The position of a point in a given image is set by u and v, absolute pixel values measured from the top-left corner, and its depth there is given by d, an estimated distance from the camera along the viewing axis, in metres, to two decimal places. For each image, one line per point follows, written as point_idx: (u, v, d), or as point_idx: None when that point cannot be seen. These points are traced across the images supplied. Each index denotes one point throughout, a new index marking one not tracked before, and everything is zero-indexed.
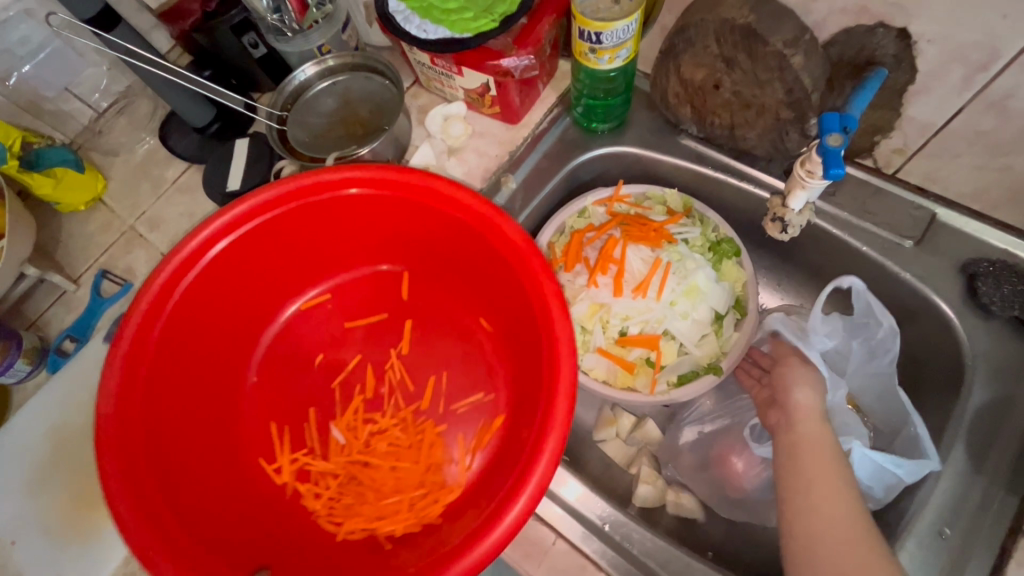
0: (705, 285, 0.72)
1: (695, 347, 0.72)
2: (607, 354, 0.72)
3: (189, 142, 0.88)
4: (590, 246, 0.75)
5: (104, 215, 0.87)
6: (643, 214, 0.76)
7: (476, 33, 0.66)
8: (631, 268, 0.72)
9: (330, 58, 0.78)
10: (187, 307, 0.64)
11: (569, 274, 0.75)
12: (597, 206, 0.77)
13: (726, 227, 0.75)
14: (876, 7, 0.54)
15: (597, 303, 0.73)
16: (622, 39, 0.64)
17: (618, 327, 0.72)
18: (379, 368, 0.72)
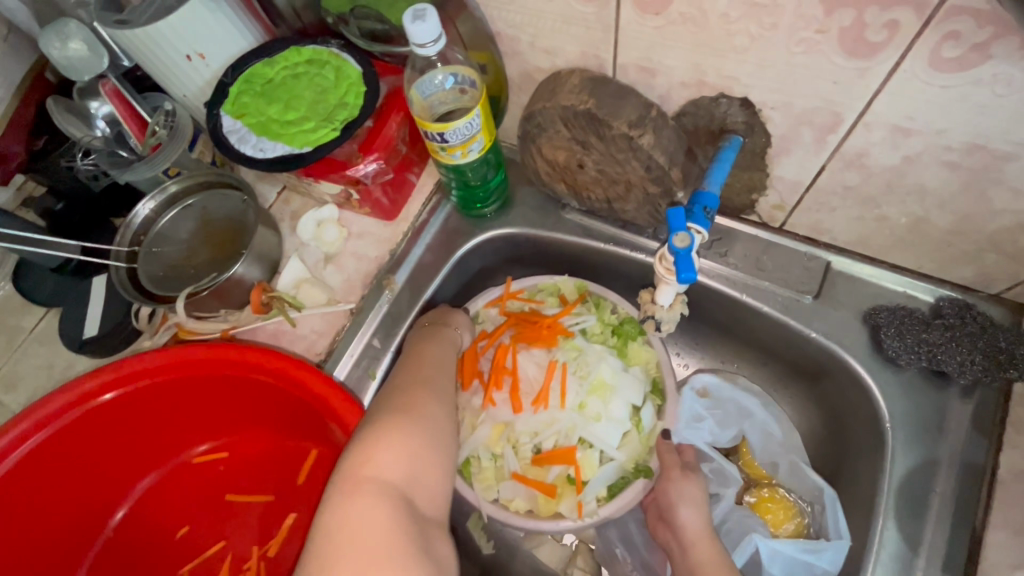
0: (613, 378, 0.66)
1: (616, 452, 0.65)
2: (522, 480, 0.64)
3: (45, 285, 0.80)
4: (481, 357, 0.69)
5: None
6: (537, 309, 0.70)
7: (316, 145, 0.62)
8: (526, 375, 0.67)
9: (171, 185, 0.72)
10: (48, 458, 0.68)
11: (466, 393, 0.68)
12: (489, 309, 0.71)
13: (626, 307, 0.69)
14: (712, 80, 0.51)
15: (500, 422, 0.66)
16: (468, 134, 0.59)
17: (531, 445, 0.65)
18: (240, 560, 0.73)
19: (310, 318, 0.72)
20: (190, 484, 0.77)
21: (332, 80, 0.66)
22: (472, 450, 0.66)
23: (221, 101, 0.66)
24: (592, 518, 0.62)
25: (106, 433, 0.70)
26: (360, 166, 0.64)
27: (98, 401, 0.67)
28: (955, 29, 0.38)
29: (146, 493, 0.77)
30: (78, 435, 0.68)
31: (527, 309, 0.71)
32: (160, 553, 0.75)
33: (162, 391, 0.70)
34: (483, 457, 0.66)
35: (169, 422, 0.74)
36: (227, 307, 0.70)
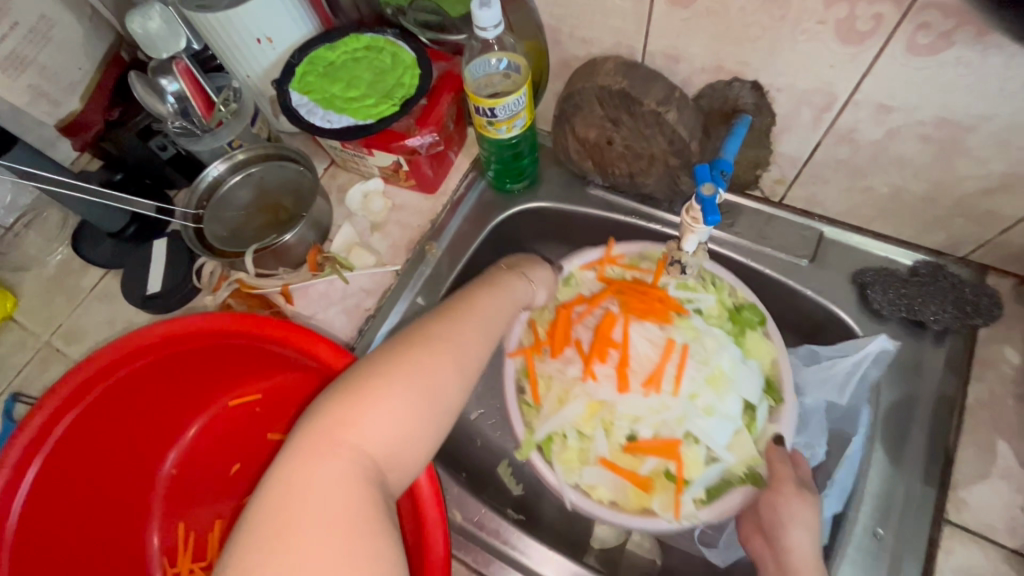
0: (732, 370, 0.66)
1: (727, 456, 0.65)
2: (608, 466, 0.65)
3: (103, 248, 0.87)
4: (579, 324, 0.70)
5: (17, 333, 0.84)
6: (639, 277, 0.72)
7: (378, 118, 0.70)
8: (636, 352, 0.67)
9: (239, 154, 0.80)
10: (74, 438, 0.68)
11: (557, 361, 0.70)
12: (583, 271, 0.74)
13: (745, 292, 0.70)
14: (728, 65, 0.60)
15: (596, 399, 0.67)
16: (514, 111, 0.68)
17: (625, 431, 0.66)
18: None
19: (359, 278, 0.79)
20: (225, 441, 0.79)
21: (390, 64, 0.74)
22: (563, 424, 0.67)
23: (288, 80, 0.74)
24: (687, 523, 0.63)
25: (128, 402, 0.71)
26: (417, 138, 0.72)
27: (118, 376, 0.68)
28: (925, 21, 0.48)
29: (182, 474, 0.78)
30: (95, 415, 0.69)
31: (625, 276, 0.73)
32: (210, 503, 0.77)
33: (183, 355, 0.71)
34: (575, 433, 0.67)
35: (185, 386, 0.75)
36: (285, 266, 0.78)
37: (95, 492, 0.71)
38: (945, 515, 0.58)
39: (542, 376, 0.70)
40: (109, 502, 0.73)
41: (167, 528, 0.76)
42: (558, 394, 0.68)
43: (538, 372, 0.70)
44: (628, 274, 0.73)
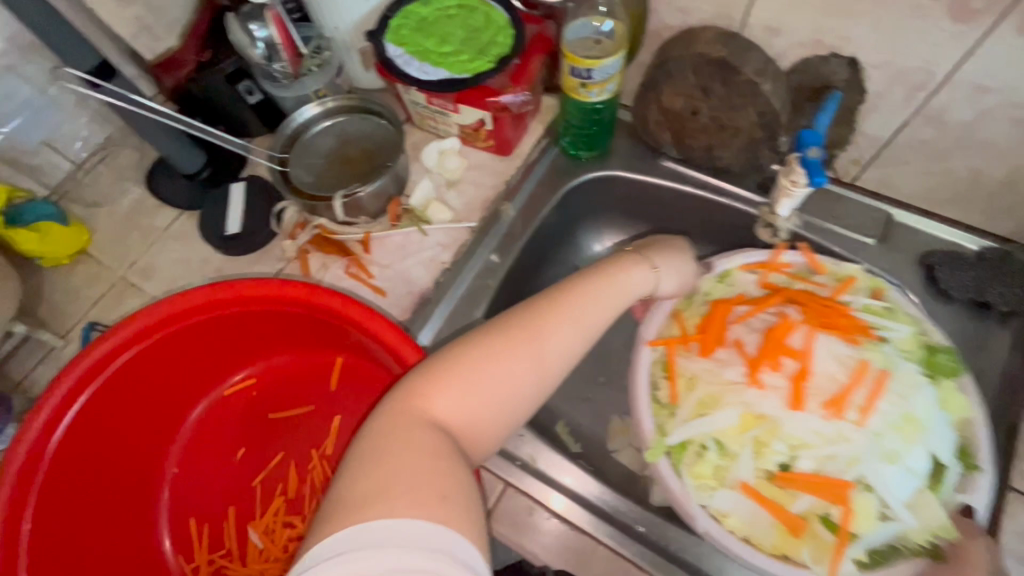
0: (926, 419, 0.60)
1: (906, 518, 0.58)
2: (752, 492, 0.60)
3: (178, 189, 0.88)
4: (736, 325, 0.67)
5: (89, 268, 0.85)
6: (810, 290, 0.69)
7: (474, 73, 0.72)
8: (823, 372, 0.61)
9: (330, 100, 0.81)
10: (90, 413, 0.67)
11: (701, 360, 0.66)
12: (740, 271, 0.72)
13: (941, 335, 0.65)
14: (828, 40, 0.62)
15: (755, 412, 0.61)
16: (609, 74, 0.69)
17: (780, 458, 0.60)
18: (301, 466, 0.75)
19: (436, 232, 0.81)
20: (230, 424, 0.78)
21: (482, 22, 0.76)
22: (709, 430, 0.62)
23: (382, 32, 0.75)
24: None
25: (141, 380, 0.71)
26: (509, 95, 0.74)
27: (128, 354, 0.67)
28: None
29: (190, 462, 0.77)
30: (116, 387, 0.68)
31: (792, 284, 0.70)
32: (218, 488, 0.76)
33: (193, 329, 0.71)
34: (716, 442, 0.63)
35: (189, 366, 0.75)
36: (366, 215, 0.80)
37: (107, 469, 0.70)
38: (1011, 484, 0.61)
39: (689, 375, 0.65)
40: (122, 481, 0.72)
41: (178, 516, 0.74)
42: (705, 394, 0.64)
43: (676, 365, 0.66)
44: (797, 285, 0.70)
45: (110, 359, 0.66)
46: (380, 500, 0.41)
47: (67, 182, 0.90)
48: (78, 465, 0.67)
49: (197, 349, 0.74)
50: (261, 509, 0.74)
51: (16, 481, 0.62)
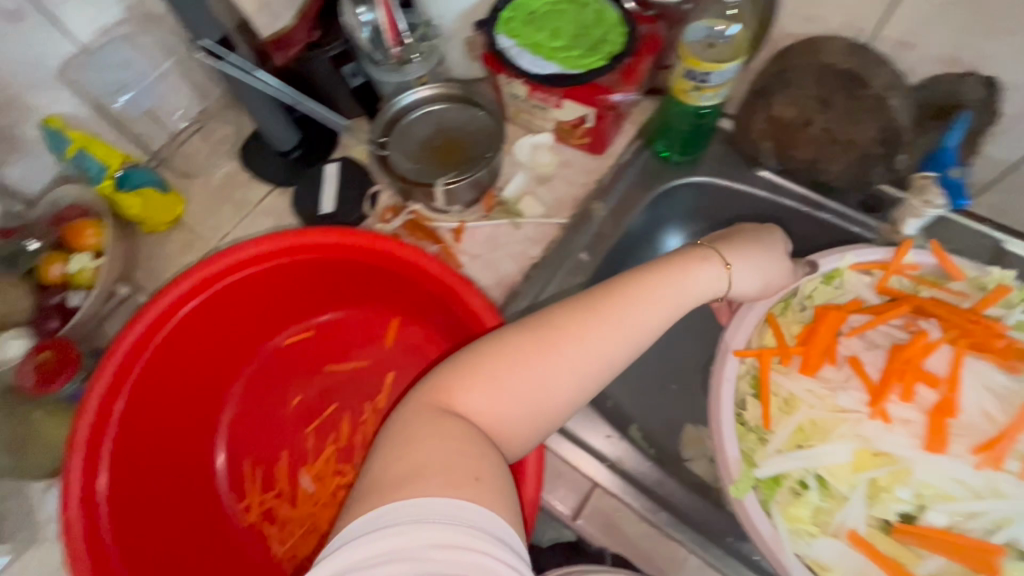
0: None
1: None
2: (864, 546, 0.58)
3: (271, 165, 0.90)
4: (849, 339, 0.66)
5: (184, 237, 0.87)
6: (946, 299, 0.66)
7: (587, 69, 0.71)
8: (965, 411, 0.62)
9: (429, 88, 0.82)
10: (172, 340, 0.68)
11: (792, 376, 0.65)
12: (852, 272, 0.68)
13: None
14: (965, 58, 0.62)
15: (871, 449, 0.62)
16: (724, 80, 0.68)
17: (903, 507, 0.60)
18: (356, 420, 0.75)
19: (527, 226, 0.81)
20: (288, 369, 0.78)
21: (594, 19, 0.75)
22: (815, 465, 0.61)
23: (494, 23, 0.75)
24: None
25: (219, 315, 0.72)
26: (618, 94, 0.73)
27: (216, 286, 0.69)
28: None
29: (247, 405, 0.76)
30: (197, 319, 0.70)
31: (913, 290, 0.68)
32: (272, 430, 0.75)
33: (272, 271, 0.71)
34: (819, 481, 0.62)
35: (262, 309, 0.75)
36: (460, 205, 0.80)
37: (177, 398, 0.71)
38: None
39: (795, 398, 0.65)
40: (189, 412, 0.72)
41: (233, 454, 0.74)
42: (808, 420, 0.63)
43: (771, 382, 0.64)
44: (922, 292, 0.67)
45: (197, 289, 0.68)
46: (408, 487, 0.40)
47: (163, 152, 0.92)
48: (157, 390, 0.68)
49: (279, 291, 0.74)
50: (314, 457, 0.74)
51: (103, 396, 0.64)
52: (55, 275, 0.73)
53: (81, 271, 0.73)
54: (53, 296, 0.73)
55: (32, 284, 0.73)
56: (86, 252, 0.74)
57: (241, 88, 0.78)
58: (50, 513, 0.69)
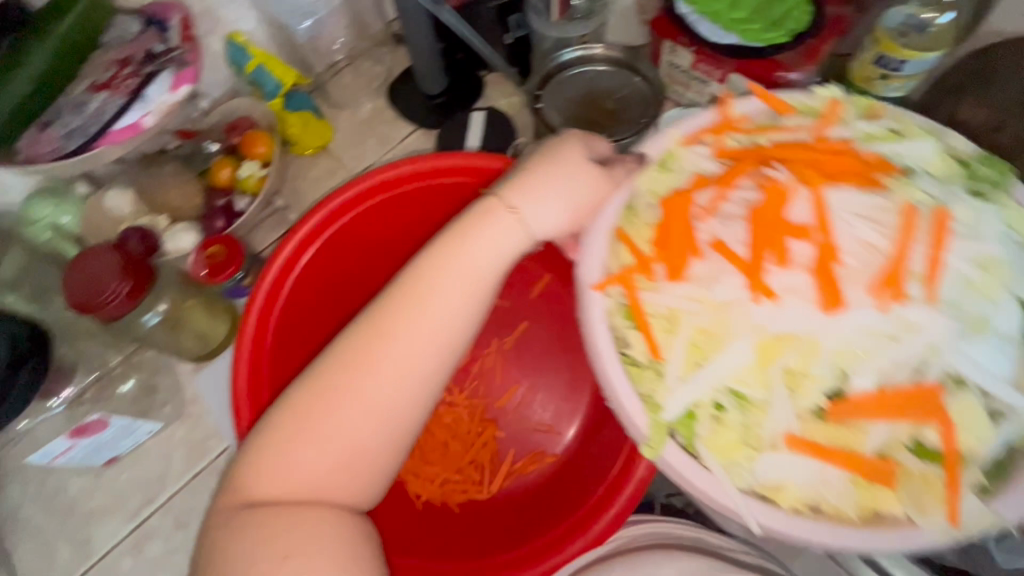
0: (998, 295, 0.48)
1: (1015, 401, 0.47)
2: (805, 446, 0.48)
3: (415, 106, 0.93)
4: (706, 220, 0.50)
5: (329, 163, 0.91)
6: (775, 128, 0.53)
7: (768, 44, 0.69)
8: (844, 250, 0.48)
9: (597, 47, 0.83)
10: (352, 227, 0.71)
11: (665, 286, 0.50)
12: (686, 149, 0.53)
13: (971, 145, 0.52)
14: None
15: (769, 335, 0.48)
16: (920, 69, 0.66)
17: (821, 390, 0.48)
18: (479, 351, 0.79)
19: None
20: None
21: None
22: (719, 382, 0.49)
23: None
24: (961, 533, 0.45)
25: (397, 217, 0.73)
26: None
27: (406, 187, 0.70)
28: None
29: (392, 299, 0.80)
30: (380, 214, 0.72)
31: (753, 144, 0.52)
32: None
33: (458, 189, 0.72)
34: (733, 395, 0.49)
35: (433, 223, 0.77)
36: None
37: (341, 280, 0.75)
38: None
39: (647, 310, 0.50)
40: (345, 296, 0.76)
41: None
42: (694, 331, 0.49)
43: (641, 305, 0.50)
44: (762, 142, 0.52)
45: (387, 185, 0.70)
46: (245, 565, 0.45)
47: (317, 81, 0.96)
48: (330, 268, 0.72)
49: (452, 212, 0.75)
50: None
51: (287, 259, 0.68)
52: (224, 178, 0.78)
53: (249, 178, 0.78)
54: (221, 198, 0.78)
55: (202, 183, 0.78)
56: (256, 161, 0.79)
57: (417, 23, 0.81)
58: (197, 394, 0.75)
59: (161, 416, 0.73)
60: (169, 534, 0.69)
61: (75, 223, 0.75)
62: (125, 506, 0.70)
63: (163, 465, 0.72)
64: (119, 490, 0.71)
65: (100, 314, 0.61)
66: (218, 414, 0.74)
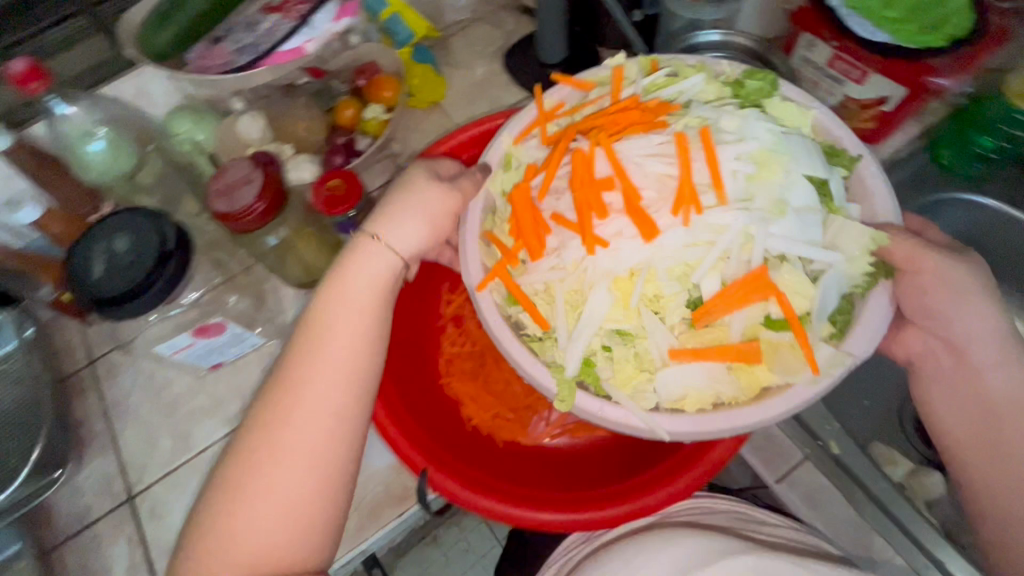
0: (793, 174, 0.54)
1: (828, 258, 0.53)
2: (684, 355, 0.53)
3: (529, 74, 0.93)
4: (545, 199, 0.56)
5: (440, 118, 0.91)
6: (584, 107, 0.60)
7: (923, 46, 0.67)
8: (642, 176, 0.53)
9: (738, 36, 0.78)
10: None
11: (535, 267, 0.56)
12: (518, 147, 0.60)
13: (739, 71, 0.61)
14: None
15: (625, 273, 0.54)
16: None
17: (682, 307, 0.54)
18: None
19: None
20: None
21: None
22: (596, 327, 0.54)
23: None
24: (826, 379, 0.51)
25: None
26: (943, 78, 0.69)
27: None
28: None
29: None
30: None
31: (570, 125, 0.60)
32: None
33: None
34: (619, 333, 0.55)
35: None
36: None
37: None
38: None
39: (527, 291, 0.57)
40: None
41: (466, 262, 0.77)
42: (566, 293, 0.55)
43: (522, 290, 0.56)
44: (577, 120, 0.60)
45: None
46: None
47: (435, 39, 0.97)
48: None
49: None
50: None
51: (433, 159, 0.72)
52: (348, 117, 0.81)
53: (372, 120, 0.81)
54: (342, 136, 0.81)
55: (328, 120, 0.81)
56: (381, 105, 0.81)
57: None
58: (297, 318, 0.79)
59: (264, 332, 0.77)
60: None
61: (209, 141, 0.79)
62: (225, 410, 0.75)
63: (262, 377, 0.76)
64: (220, 395, 0.75)
65: (234, 225, 0.65)
66: None
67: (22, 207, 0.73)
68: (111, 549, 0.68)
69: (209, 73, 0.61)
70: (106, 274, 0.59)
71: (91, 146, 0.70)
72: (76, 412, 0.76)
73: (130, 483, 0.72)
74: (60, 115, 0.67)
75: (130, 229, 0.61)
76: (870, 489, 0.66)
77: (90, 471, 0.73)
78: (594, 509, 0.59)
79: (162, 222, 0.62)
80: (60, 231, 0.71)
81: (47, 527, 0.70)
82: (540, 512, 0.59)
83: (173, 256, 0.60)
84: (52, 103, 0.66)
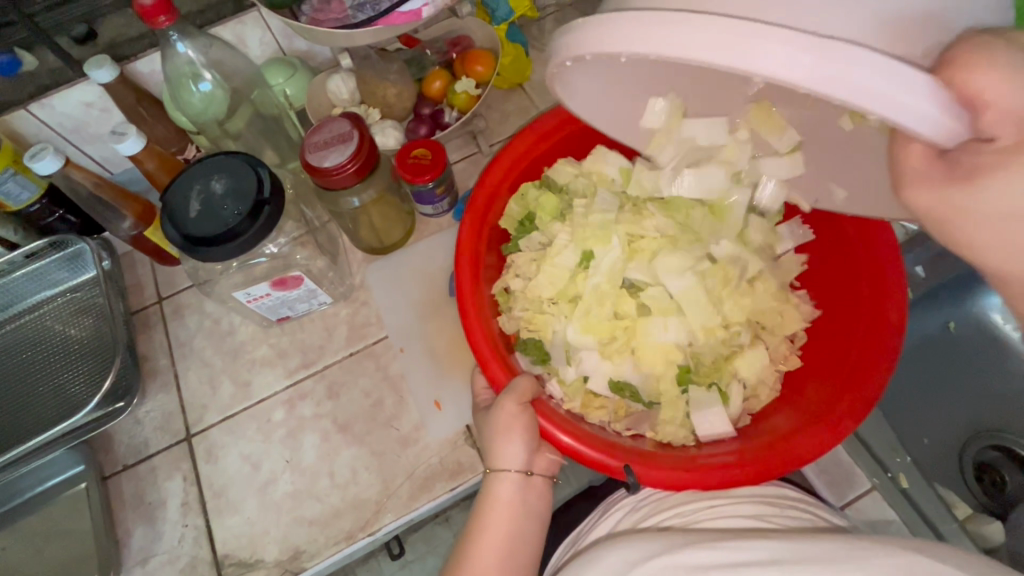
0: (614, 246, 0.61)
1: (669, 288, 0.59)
2: (619, 389, 0.59)
3: None
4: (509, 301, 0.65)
5: (521, 99, 0.89)
6: (536, 206, 0.65)
7: None
8: (537, 285, 0.61)
9: None
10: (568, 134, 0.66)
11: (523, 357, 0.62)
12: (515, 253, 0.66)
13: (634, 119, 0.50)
14: None
15: (565, 346, 0.61)
16: None
17: (587, 368, 0.59)
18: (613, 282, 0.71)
19: None
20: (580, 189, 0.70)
21: None
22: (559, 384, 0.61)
23: None
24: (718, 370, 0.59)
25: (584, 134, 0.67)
26: None
27: None
28: None
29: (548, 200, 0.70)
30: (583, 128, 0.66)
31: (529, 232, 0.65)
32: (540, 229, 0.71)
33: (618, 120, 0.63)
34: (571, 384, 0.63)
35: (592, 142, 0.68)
36: None
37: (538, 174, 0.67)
38: None
39: (543, 353, 0.62)
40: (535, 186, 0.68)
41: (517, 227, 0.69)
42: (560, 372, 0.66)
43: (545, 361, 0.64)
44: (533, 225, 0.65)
45: None
46: None
47: (525, 21, 0.94)
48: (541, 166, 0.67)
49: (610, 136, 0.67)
50: None
51: (518, 149, 0.64)
52: (436, 89, 0.81)
53: (462, 94, 0.80)
54: (428, 107, 0.81)
55: (415, 90, 0.82)
56: (472, 80, 0.81)
57: None
58: (365, 282, 0.79)
59: (332, 293, 0.77)
60: (321, 399, 0.73)
61: (298, 96, 0.81)
62: (285, 363, 0.75)
63: (326, 336, 0.77)
64: (283, 347, 0.76)
65: (323, 180, 0.63)
66: (382, 305, 0.77)
67: (123, 137, 0.65)
68: (167, 483, 0.70)
69: (323, 26, 0.59)
70: (200, 212, 0.59)
71: (199, 85, 0.69)
72: (142, 347, 0.78)
73: (189, 422, 0.73)
74: (178, 52, 0.66)
75: (229, 173, 0.61)
76: (937, 526, 0.68)
77: (152, 406, 0.74)
78: (734, 469, 0.52)
79: (260, 170, 0.62)
80: (153, 167, 0.71)
81: (108, 452, 0.72)
82: (727, 469, 0.52)
83: (267, 206, 0.59)
84: (173, 39, 0.65)
